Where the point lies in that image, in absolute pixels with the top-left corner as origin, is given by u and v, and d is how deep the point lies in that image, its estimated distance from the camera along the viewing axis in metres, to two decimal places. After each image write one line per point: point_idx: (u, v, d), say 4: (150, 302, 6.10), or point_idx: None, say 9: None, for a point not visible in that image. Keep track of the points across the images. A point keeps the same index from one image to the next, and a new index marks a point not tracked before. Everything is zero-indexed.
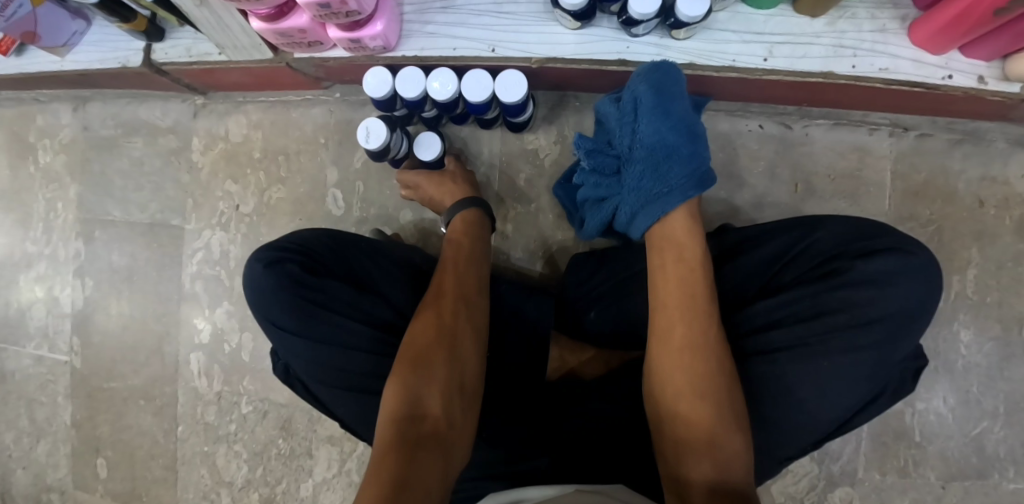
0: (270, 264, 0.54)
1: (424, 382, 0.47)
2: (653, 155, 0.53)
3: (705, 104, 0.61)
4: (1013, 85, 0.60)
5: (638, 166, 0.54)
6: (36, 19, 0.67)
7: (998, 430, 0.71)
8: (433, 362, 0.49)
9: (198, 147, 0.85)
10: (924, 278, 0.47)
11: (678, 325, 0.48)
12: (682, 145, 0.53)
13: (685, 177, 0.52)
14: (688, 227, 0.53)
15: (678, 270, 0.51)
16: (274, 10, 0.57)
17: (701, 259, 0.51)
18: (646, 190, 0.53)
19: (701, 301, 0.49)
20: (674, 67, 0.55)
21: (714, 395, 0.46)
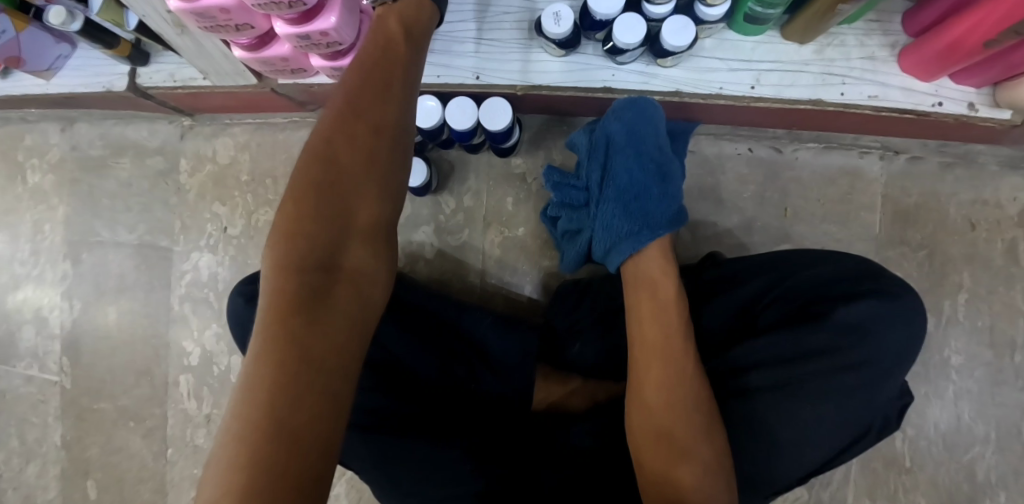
0: (252, 299, 0.56)
1: (317, 264, 0.37)
2: (629, 194, 0.57)
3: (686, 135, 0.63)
4: (1004, 111, 0.59)
5: (611, 202, 0.58)
6: (19, 44, 0.66)
7: (990, 456, 0.70)
8: (331, 212, 0.39)
9: (186, 169, 0.85)
10: (909, 322, 0.47)
11: (653, 366, 0.50)
12: (654, 186, 0.57)
13: (658, 218, 0.56)
14: (664, 267, 0.55)
15: (653, 306, 0.53)
16: (255, 39, 0.56)
17: (677, 295, 0.53)
18: (617, 228, 0.57)
19: (677, 335, 0.50)
20: (653, 103, 0.57)
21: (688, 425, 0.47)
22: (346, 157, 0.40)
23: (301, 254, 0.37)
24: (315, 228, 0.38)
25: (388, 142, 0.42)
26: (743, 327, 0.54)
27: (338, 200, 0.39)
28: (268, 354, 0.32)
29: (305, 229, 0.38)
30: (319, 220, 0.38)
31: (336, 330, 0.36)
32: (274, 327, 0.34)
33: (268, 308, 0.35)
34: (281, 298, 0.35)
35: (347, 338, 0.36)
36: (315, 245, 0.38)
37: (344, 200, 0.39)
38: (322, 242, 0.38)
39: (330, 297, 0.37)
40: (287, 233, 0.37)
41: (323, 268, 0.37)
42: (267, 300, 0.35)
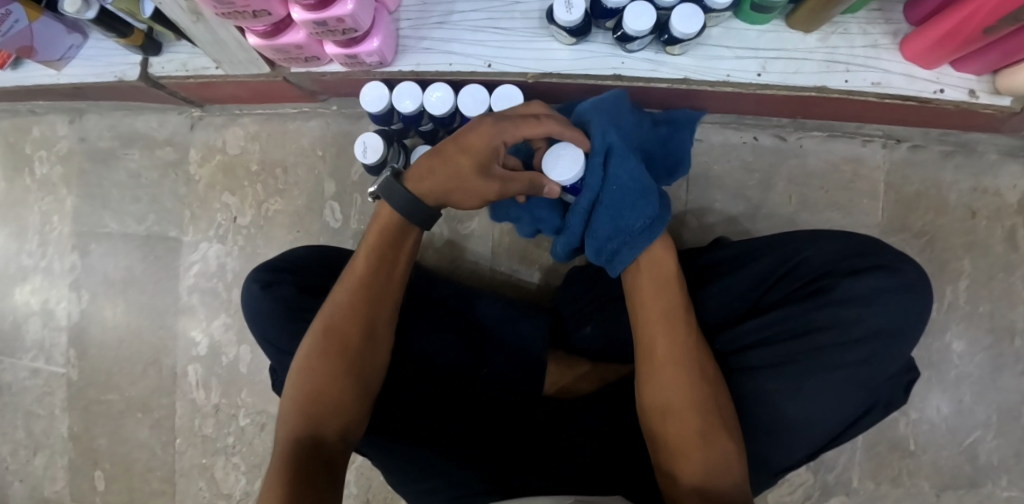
0: (267, 285, 0.56)
1: (334, 369, 0.47)
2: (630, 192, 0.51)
3: (695, 119, 0.63)
4: (1004, 98, 0.61)
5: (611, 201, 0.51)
6: (32, 34, 0.67)
7: (991, 439, 0.72)
8: (347, 328, 0.49)
9: (196, 160, 0.85)
10: (913, 296, 0.48)
11: (659, 342, 0.49)
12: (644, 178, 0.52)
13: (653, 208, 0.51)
14: (667, 248, 0.52)
15: (656, 288, 0.50)
16: (271, 27, 0.57)
17: (676, 274, 0.51)
18: (618, 227, 0.51)
19: (679, 314, 0.50)
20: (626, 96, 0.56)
21: (698, 404, 0.47)
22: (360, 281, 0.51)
23: (324, 363, 0.47)
24: (338, 342, 0.48)
25: (387, 251, 0.52)
26: (748, 306, 0.55)
27: (354, 319, 0.50)
28: (288, 456, 0.42)
29: (330, 343, 0.48)
30: (341, 334, 0.49)
31: (332, 400, 0.46)
32: (298, 432, 0.44)
33: (292, 412, 0.46)
34: (304, 403, 0.46)
35: (341, 403, 0.46)
36: (335, 354, 0.48)
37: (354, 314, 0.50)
38: (337, 350, 0.48)
39: (341, 395, 0.46)
40: (313, 348, 0.48)
41: (340, 371, 0.47)
42: (291, 406, 0.46)
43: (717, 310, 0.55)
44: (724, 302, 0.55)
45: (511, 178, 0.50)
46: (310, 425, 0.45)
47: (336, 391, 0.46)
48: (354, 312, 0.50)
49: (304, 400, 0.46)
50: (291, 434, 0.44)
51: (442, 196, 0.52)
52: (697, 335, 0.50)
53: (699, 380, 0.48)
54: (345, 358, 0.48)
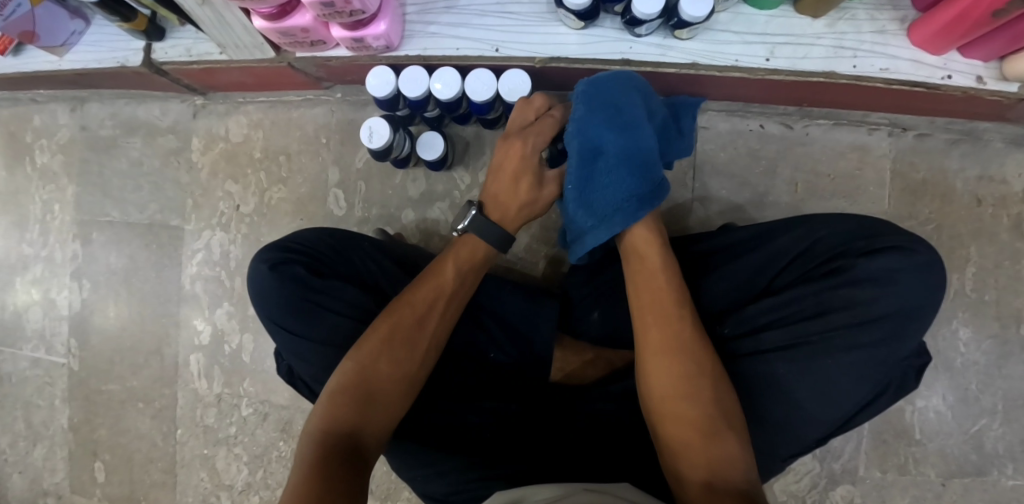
0: (274, 265, 0.55)
1: (388, 374, 0.48)
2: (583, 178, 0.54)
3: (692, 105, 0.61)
4: (1011, 84, 0.61)
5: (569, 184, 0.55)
6: (34, 19, 0.66)
7: (997, 427, 0.72)
8: (412, 342, 0.50)
9: (198, 147, 0.85)
10: (925, 276, 0.47)
11: (652, 327, 0.50)
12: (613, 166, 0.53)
13: (617, 201, 0.53)
14: (650, 237, 0.55)
15: (654, 278, 0.53)
16: (277, 9, 0.57)
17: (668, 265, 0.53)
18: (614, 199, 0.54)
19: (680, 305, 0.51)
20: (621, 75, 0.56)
21: (699, 393, 0.47)
22: (430, 299, 0.53)
23: (384, 365, 0.49)
24: (398, 349, 0.49)
25: (468, 279, 0.56)
26: (757, 289, 0.54)
27: (419, 332, 0.51)
28: (327, 444, 0.42)
29: (390, 347, 0.49)
30: (403, 341, 0.50)
31: (386, 404, 0.48)
32: (339, 425, 0.44)
33: (338, 404, 0.46)
34: (355, 397, 0.46)
35: (392, 409, 0.48)
36: (395, 361, 0.49)
37: (423, 329, 0.51)
38: (392, 358, 0.49)
39: (393, 400, 0.48)
40: (375, 347, 0.49)
41: (393, 378, 0.48)
42: (336, 396, 0.47)
43: (727, 292, 0.55)
44: (733, 285, 0.55)
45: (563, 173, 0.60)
46: (352, 421, 0.45)
47: (386, 397, 0.48)
48: (422, 329, 0.51)
49: (356, 394, 0.47)
50: (332, 422, 0.45)
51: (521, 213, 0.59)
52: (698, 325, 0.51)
53: (702, 369, 0.48)
54: (401, 366, 0.49)
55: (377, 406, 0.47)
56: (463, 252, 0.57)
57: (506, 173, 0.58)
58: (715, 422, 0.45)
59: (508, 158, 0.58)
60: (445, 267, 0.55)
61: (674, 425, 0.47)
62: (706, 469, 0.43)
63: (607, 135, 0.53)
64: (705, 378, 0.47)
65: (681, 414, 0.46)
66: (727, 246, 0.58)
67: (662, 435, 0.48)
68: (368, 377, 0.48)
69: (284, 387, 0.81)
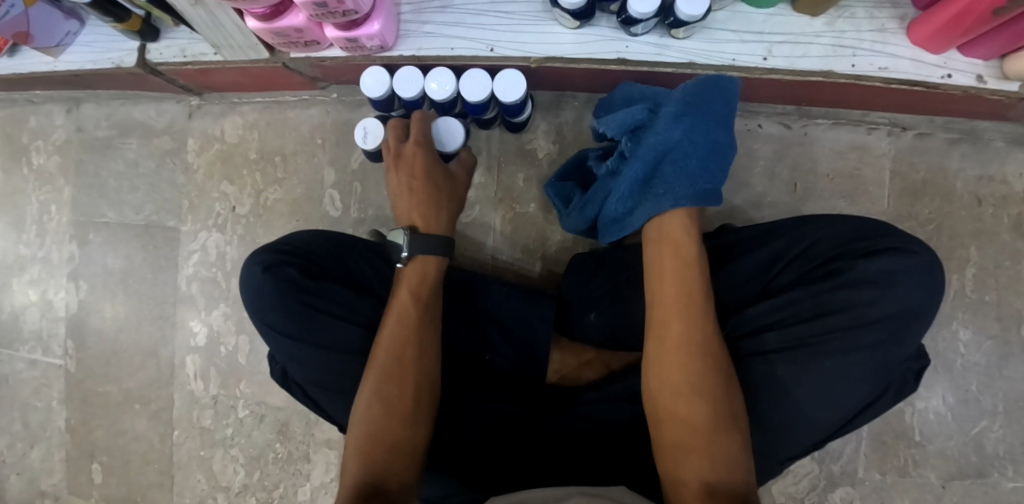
0: (268, 267, 0.55)
1: (388, 414, 0.49)
2: (665, 149, 0.51)
3: (725, 82, 0.54)
4: (1012, 83, 0.60)
5: (648, 149, 0.52)
6: (28, 19, 0.66)
7: (997, 429, 0.71)
8: (398, 374, 0.50)
9: (194, 148, 0.85)
10: (924, 278, 0.47)
11: (675, 323, 0.48)
12: (702, 154, 0.51)
13: (690, 184, 0.50)
14: (687, 225, 0.51)
15: (676, 271, 0.50)
16: (270, 10, 0.56)
17: (698, 254, 0.50)
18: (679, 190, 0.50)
19: (700, 301, 0.49)
20: (725, 80, 0.54)
21: (711, 396, 0.46)
22: (399, 322, 0.53)
23: (380, 408, 0.49)
24: (388, 387, 0.50)
25: (429, 295, 0.56)
26: (756, 289, 0.54)
27: (402, 361, 0.51)
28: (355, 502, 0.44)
29: (383, 388, 0.50)
30: (390, 376, 0.50)
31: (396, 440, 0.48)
32: (362, 481, 0.45)
33: (359, 462, 0.47)
34: (370, 447, 0.47)
35: (404, 443, 0.48)
36: (389, 397, 0.49)
37: (404, 356, 0.51)
38: (388, 400, 0.49)
39: (401, 432, 0.48)
40: (370, 394, 0.50)
41: (393, 412, 0.49)
42: (356, 455, 0.47)
43: (725, 293, 0.55)
44: (731, 287, 0.55)
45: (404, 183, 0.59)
46: (371, 473, 0.46)
47: (394, 435, 0.48)
48: (404, 359, 0.51)
49: (371, 445, 0.47)
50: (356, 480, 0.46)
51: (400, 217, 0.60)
52: (714, 322, 0.49)
53: (714, 370, 0.47)
54: (397, 401, 0.49)
55: (393, 446, 0.47)
56: (415, 273, 0.57)
57: (415, 180, 0.59)
58: (722, 430, 0.45)
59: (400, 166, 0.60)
60: (404, 292, 0.55)
61: (677, 428, 0.46)
62: (705, 472, 0.43)
63: (707, 130, 0.51)
64: (716, 381, 0.47)
65: (687, 418, 0.46)
66: (725, 246, 0.58)
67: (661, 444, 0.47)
68: (373, 426, 0.48)
69: (280, 388, 0.81)
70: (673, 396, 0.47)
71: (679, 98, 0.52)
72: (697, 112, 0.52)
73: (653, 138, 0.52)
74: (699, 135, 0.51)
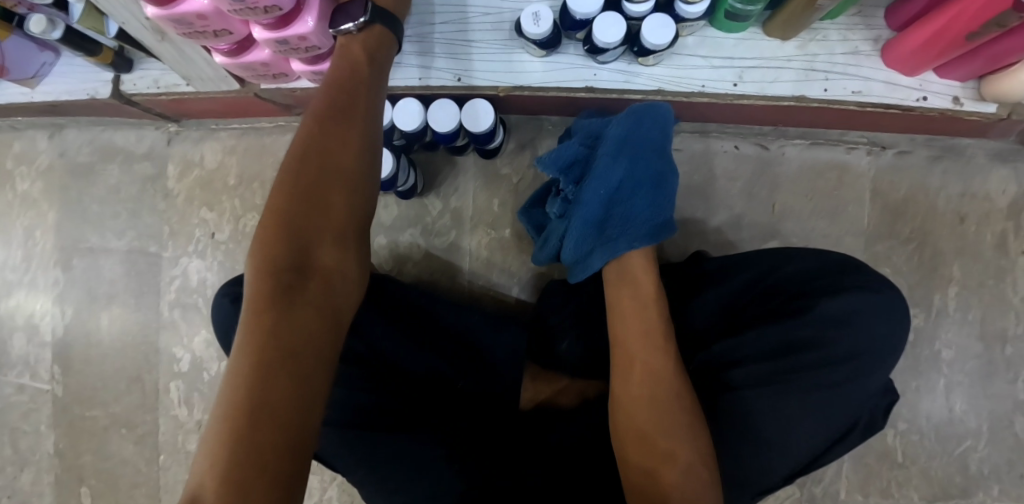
0: (236, 301, 0.56)
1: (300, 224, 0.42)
2: (611, 190, 0.54)
3: (668, 111, 0.55)
4: (990, 104, 0.59)
5: (594, 192, 0.54)
6: (2, 53, 0.66)
7: (982, 449, 0.70)
8: (306, 214, 0.42)
9: (174, 175, 0.85)
10: (888, 316, 0.46)
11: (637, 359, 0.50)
12: (641, 191, 0.54)
13: (640, 224, 0.54)
14: (647, 265, 0.54)
15: (636, 306, 0.52)
16: (235, 45, 0.56)
17: (656, 294, 0.53)
18: (632, 229, 0.54)
19: (659, 334, 0.50)
20: (664, 108, 0.55)
21: (674, 433, 0.46)
22: (307, 165, 0.44)
23: (286, 232, 0.41)
24: (297, 203, 0.42)
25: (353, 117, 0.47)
26: (724, 324, 0.53)
27: (321, 190, 0.43)
28: (247, 341, 0.36)
29: (296, 199, 0.42)
30: (293, 208, 0.42)
31: (307, 295, 0.39)
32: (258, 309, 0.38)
33: (262, 287, 0.38)
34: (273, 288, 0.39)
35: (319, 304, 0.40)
36: (297, 241, 0.41)
37: (325, 189, 0.43)
38: (295, 211, 0.42)
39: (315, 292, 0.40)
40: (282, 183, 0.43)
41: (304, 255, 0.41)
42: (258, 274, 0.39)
43: (694, 327, 0.55)
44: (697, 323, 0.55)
45: None
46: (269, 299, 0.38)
47: (304, 291, 0.40)
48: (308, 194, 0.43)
49: (275, 281, 0.39)
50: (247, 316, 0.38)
51: None
52: (676, 356, 0.50)
53: (677, 406, 0.47)
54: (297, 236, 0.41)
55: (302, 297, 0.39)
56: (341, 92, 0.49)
57: None
58: (687, 466, 0.45)
59: None
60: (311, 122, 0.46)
61: (643, 467, 0.45)
62: None
63: (642, 165, 0.54)
64: (679, 416, 0.47)
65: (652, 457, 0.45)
66: (696, 280, 0.57)
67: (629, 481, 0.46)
68: (282, 266, 0.40)
69: None
70: (640, 435, 0.47)
71: (616, 135, 0.54)
72: (632, 147, 0.54)
73: (596, 179, 0.55)
74: (636, 171, 0.54)
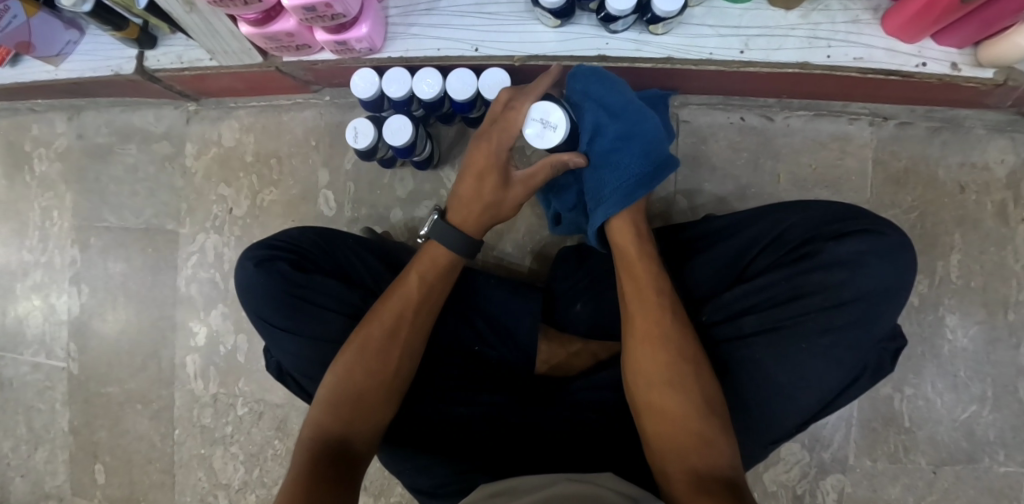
0: (260, 263, 0.57)
1: (385, 368, 0.50)
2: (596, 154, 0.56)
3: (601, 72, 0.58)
4: (986, 70, 0.61)
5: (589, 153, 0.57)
6: (30, 29, 0.68)
7: (986, 414, 0.72)
8: (389, 337, 0.51)
9: (192, 152, 0.87)
10: (895, 259, 0.48)
11: (641, 316, 0.50)
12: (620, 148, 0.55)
13: (623, 176, 0.55)
14: (632, 229, 0.55)
15: (634, 264, 0.53)
16: (261, 14, 0.58)
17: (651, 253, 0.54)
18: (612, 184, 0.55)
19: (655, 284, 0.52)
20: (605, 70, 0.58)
21: (688, 382, 0.47)
22: (401, 314, 0.52)
23: (369, 347, 0.50)
24: (386, 344, 0.51)
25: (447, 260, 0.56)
26: (732, 277, 0.55)
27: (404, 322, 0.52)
28: (313, 447, 0.44)
29: (389, 345, 0.51)
30: (382, 346, 0.50)
31: (366, 403, 0.48)
32: (329, 433, 0.45)
33: (340, 389, 0.48)
34: (347, 397, 0.48)
35: (373, 408, 0.48)
36: (374, 359, 0.50)
37: (405, 324, 0.52)
38: (381, 356, 0.50)
39: (374, 402, 0.48)
40: (379, 325, 0.51)
41: (376, 369, 0.49)
42: (343, 374, 0.49)
43: (702, 281, 0.56)
44: (709, 277, 0.56)
45: (530, 175, 0.56)
46: (340, 427, 0.46)
47: (364, 400, 0.48)
48: (394, 342, 0.51)
49: (347, 389, 0.48)
50: (316, 441, 0.45)
51: (483, 218, 0.57)
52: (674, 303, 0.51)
53: (685, 354, 0.48)
54: (381, 375, 0.49)
55: (362, 404, 0.48)
56: (470, 204, 0.57)
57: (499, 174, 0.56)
58: (701, 414, 0.45)
59: (477, 159, 0.57)
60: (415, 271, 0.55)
61: (658, 420, 0.46)
62: (691, 461, 0.42)
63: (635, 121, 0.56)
64: (684, 359, 0.48)
65: (663, 405, 0.46)
66: (703, 237, 0.59)
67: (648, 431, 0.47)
68: (357, 377, 0.49)
69: (278, 385, 0.82)
70: (651, 386, 0.47)
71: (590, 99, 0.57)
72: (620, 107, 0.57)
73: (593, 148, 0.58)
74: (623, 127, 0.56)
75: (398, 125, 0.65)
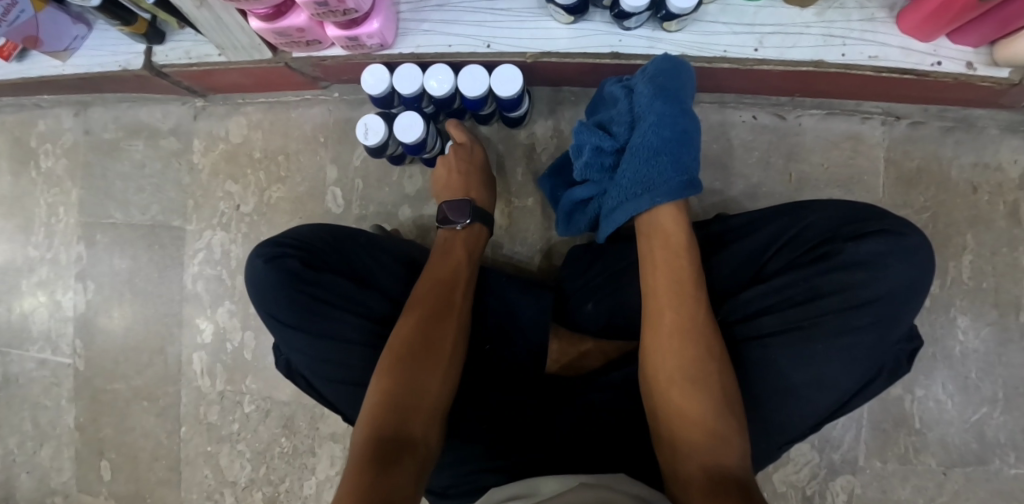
0: (271, 260, 0.57)
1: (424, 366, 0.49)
2: (637, 145, 0.54)
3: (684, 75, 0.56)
4: (1002, 69, 0.60)
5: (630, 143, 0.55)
6: (37, 24, 0.67)
7: (998, 416, 0.71)
8: (426, 339, 0.51)
9: (199, 149, 0.86)
10: (915, 259, 0.47)
11: (668, 310, 0.49)
12: (676, 149, 0.53)
13: (665, 183, 0.52)
14: (677, 218, 0.53)
15: (667, 255, 0.51)
16: (272, 10, 0.57)
17: (688, 244, 0.51)
18: (635, 184, 0.53)
19: (690, 284, 0.50)
20: (685, 67, 0.56)
21: (709, 381, 0.46)
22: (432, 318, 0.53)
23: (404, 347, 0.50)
24: (421, 358, 0.49)
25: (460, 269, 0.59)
26: (749, 276, 0.55)
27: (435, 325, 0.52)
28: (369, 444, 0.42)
29: (423, 345, 0.50)
30: (416, 358, 0.49)
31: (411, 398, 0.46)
32: (383, 429, 0.43)
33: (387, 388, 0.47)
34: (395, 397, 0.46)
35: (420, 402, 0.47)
36: (417, 362, 0.49)
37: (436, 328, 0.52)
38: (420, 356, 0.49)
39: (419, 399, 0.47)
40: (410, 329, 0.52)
41: (419, 369, 0.49)
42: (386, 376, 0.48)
43: (719, 280, 0.56)
44: (725, 276, 0.56)
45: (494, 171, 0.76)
46: (393, 424, 0.44)
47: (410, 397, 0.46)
48: (430, 345, 0.51)
49: (394, 389, 0.47)
50: (369, 437, 0.43)
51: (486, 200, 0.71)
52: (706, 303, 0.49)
53: (708, 352, 0.47)
54: (426, 383, 0.48)
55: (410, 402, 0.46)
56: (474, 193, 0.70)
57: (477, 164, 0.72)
58: (719, 414, 0.44)
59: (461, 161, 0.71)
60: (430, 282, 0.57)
61: (678, 419, 0.45)
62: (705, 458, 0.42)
63: (681, 115, 0.54)
64: (717, 361, 0.47)
65: (685, 404, 0.45)
66: (719, 236, 0.59)
67: (665, 430, 0.46)
68: (401, 377, 0.48)
69: (285, 383, 0.82)
70: (669, 382, 0.47)
71: (648, 82, 0.54)
72: (670, 95, 0.54)
73: (638, 137, 0.53)
74: (672, 122, 0.53)
75: (408, 124, 0.64)
